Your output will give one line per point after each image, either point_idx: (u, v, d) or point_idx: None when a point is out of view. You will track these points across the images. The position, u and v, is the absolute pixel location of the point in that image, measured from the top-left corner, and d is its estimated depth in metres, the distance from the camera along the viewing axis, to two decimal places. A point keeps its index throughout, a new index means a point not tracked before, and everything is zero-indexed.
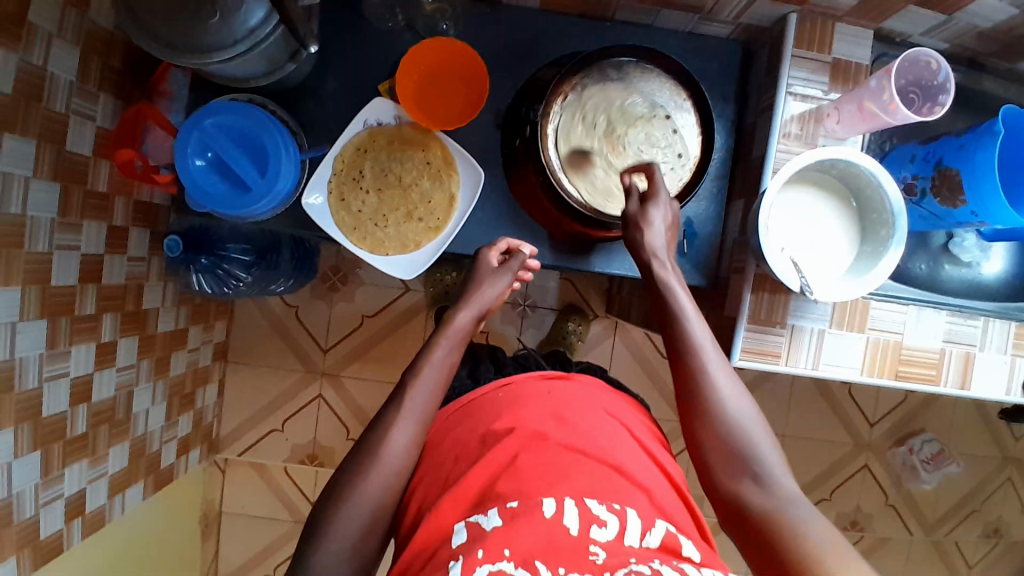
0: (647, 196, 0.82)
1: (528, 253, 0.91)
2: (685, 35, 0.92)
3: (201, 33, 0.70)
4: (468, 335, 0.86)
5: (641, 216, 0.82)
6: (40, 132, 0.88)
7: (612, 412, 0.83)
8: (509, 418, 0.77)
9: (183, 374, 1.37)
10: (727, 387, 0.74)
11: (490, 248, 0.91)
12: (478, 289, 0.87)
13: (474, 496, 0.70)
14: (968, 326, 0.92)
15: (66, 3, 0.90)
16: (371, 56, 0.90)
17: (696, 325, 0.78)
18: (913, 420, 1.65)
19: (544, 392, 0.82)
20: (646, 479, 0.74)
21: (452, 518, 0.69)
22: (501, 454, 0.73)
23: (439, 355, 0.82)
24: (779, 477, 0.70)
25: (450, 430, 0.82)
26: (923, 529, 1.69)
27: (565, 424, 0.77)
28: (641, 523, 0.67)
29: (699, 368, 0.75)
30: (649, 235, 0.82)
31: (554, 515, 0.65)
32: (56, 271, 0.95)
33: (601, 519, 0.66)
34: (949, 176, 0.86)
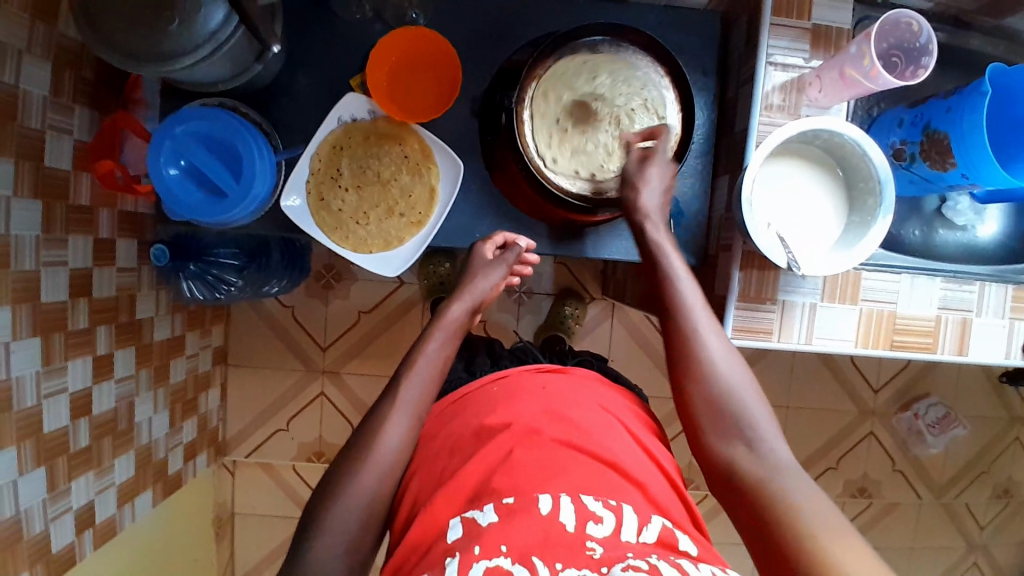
0: (648, 154, 0.82)
1: (525, 247, 0.90)
2: (661, 10, 0.90)
3: (161, 38, 0.68)
4: (462, 327, 0.86)
5: (640, 174, 0.81)
6: (17, 150, 0.88)
7: (607, 405, 0.82)
8: (502, 413, 0.77)
9: (183, 381, 1.37)
10: (720, 353, 0.74)
11: (483, 241, 0.90)
12: (472, 280, 0.87)
13: (468, 495, 0.70)
14: (964, 291, 0.90)
15: (32, 17, 0.89)
16: (341, 51, 0.88)
17: (688, 288, 0.77)
18: (918, 385, 1.64)
19: (539, 386, 0.82)
20: (642, 473, 0.74)
21: (446, 514, 0.69)
22: (496, 449, 0.72)
23: (432, 347, 0.82)
24: (770, 443, 0.69)
25: (445, 424, 0.81)
26: (932, 493, 1.69)
27: (560, 420, 0.76)
28: (637, 519, 0.67)
29: (692, 332, 0.75)
30: (644, 194, 0.81)
31: (551, 512, 0.65)
32: (45, 289, 0.95)
33: (597, 515, 0.66)
34: (938, 139, 0.84)
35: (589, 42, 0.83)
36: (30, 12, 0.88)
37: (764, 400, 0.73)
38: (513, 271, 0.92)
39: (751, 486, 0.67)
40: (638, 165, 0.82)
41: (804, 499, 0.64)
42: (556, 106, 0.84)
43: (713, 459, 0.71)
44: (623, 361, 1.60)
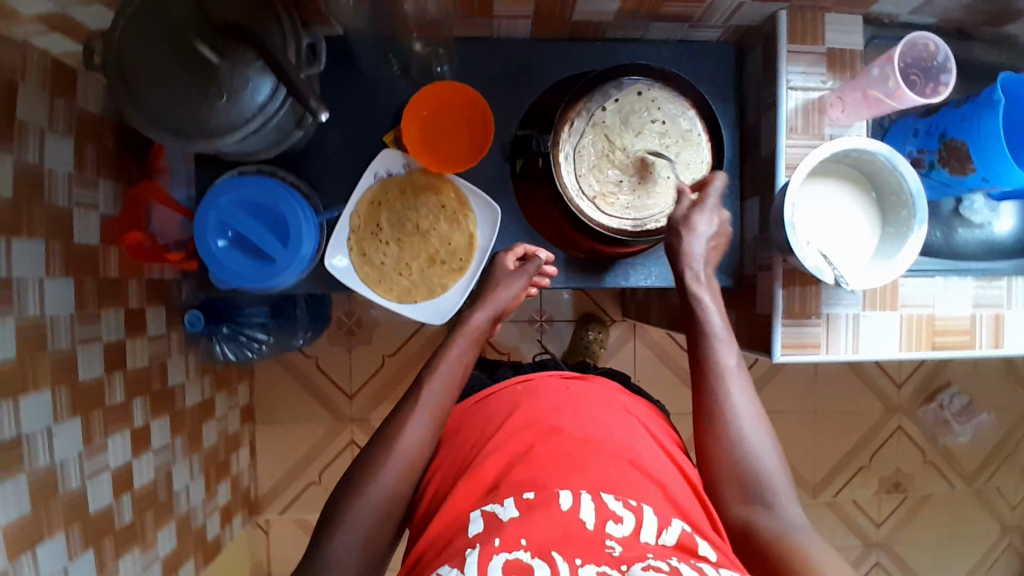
0: (695, 202, 0.84)
1: (545, 258, 0.90)
2: (676, 44, 0.93)
3: (210, 115, 0.69)
4: (483, 335, 0.87)
5: (687, 220, 0.83)
6: (47, 229, 0.87)
7: (633, 411, 0.82)
8: (526, 410, 0.77)
9: (214, 443, 1.35)
10: (746, 412, 0.75)
11: (503, 254, 0.91)
12: (494, 291, 0.89)
13: (488, 484, 0.70)
14: (994, 288, 0.93)
15: (53, 96, 0.88)
16: (372, 109, 0.90)
17: (723, 346, 0.79)
18: (939, 375, 1.66)
19: (563, 386, 0.83)
20: (663, 474, 0.71)
21: (467, 505, 0.69)
22: (517, 444, 0.72)
23: (453, 354, 0.83)
24: (789, 509, 0.69)
25: (466, 420, 0.82)
26: (963, 480, 1.70)
27: (585, 419, 0.76)
28: (657, 520, 0.64)
29: (721, 389, 0.76)
30: (688, 242, 0.83)
31: (571, 509, 0.63)
32: (82, 367, 0.94)
33: (617, 514, 0.63)
34: (955, 146, 0.87)
35: (615, 80, 0.85)
36: (49, 89, 0.87)
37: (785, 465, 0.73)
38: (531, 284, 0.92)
39: (766, 548, 0.67)
40: (686, 212, 0.84)
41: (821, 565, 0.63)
42: (599, 140, 0.84)
43: (730, 521, 0.72)
44: (650, 381, 1.60)
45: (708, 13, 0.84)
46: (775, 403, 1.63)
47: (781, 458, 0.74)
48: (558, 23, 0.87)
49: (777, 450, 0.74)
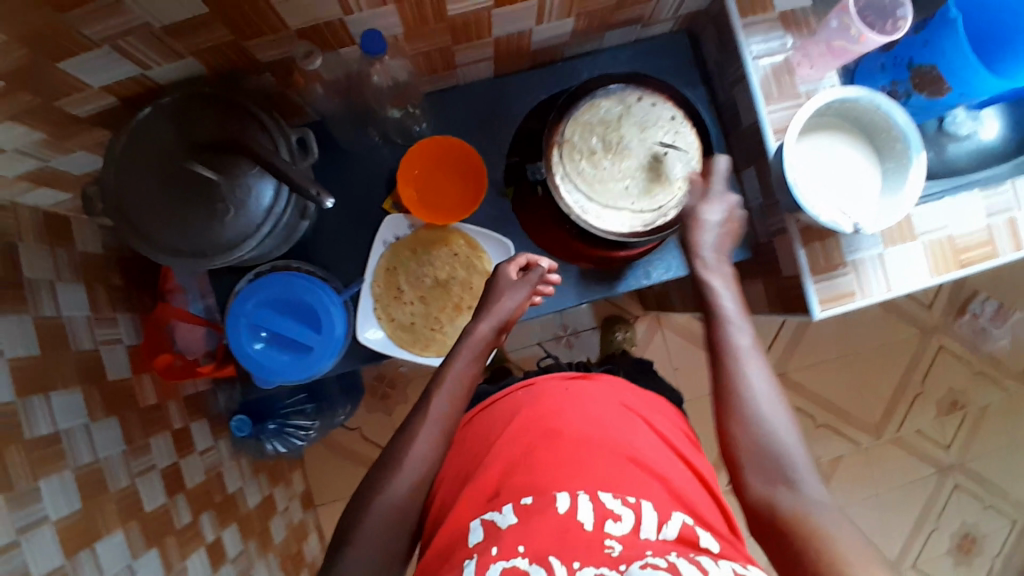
0: (701, 189, 0.82)
1: (546, 266, 0.87)
2: (633, 45, 0.95)
3: (218, 230, 0.71)
4: (490, 346, 0.83)
5: (696, 211, 0.81)
6: (80, 375, 0.88)
7: (631, 406, 0.80)
8: (529, 415, 0.77)
9: (286, 538, 1.33)
10: (763, 391, 0.73)
11: (505, 262, 0.87)
12: (498, 299, 0.83)
13: (492, 491, 0.70)
14: (1002, 194, 0.94)
15: (53, 247, 0.88)
16: (364, 181, 0.91)
17: (735, 326, 0.77)
18: (963, 286, 1.66)
19: (564, 390, 0.81)
20: (666, 467, 0.72)
21: (471, 514, 0.69)
22: (518, 448, 0.73)
23: (457, 365, 0.81)
24: (812, 486, 0.67)
25: (469, 429, 0.82)
26: (1016, 381, 1.70)
27: (591, 420, 0.75)
28: (657, 515, 0.65)
29: (736, 372, 0.74)
30: (699, 232, 0.81)
31: (569, 510, 0.64)
32: (144, 497, 0.93)
33: (615, 513, 0.64)
34: (925, 71, 0.90)
35: (590, 95, 0.86)
36: (48, 242, 0.88)
37: (807, 444, 0.71)
38: (536, 293, 0.88)
39: (786, 530, 0.65)
40: (694, 202, 0.82)
41: (849, 550, 0.60)
42: (581, 154, 0.85)
43: (753, 502, 0.69)
44: (686, 366, 1.60)
45: (658, 8, 0.87)
46: (813, 356, 1.64)
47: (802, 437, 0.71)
48: (518, 56, 0.89)
49: (797, 429, 0.72)
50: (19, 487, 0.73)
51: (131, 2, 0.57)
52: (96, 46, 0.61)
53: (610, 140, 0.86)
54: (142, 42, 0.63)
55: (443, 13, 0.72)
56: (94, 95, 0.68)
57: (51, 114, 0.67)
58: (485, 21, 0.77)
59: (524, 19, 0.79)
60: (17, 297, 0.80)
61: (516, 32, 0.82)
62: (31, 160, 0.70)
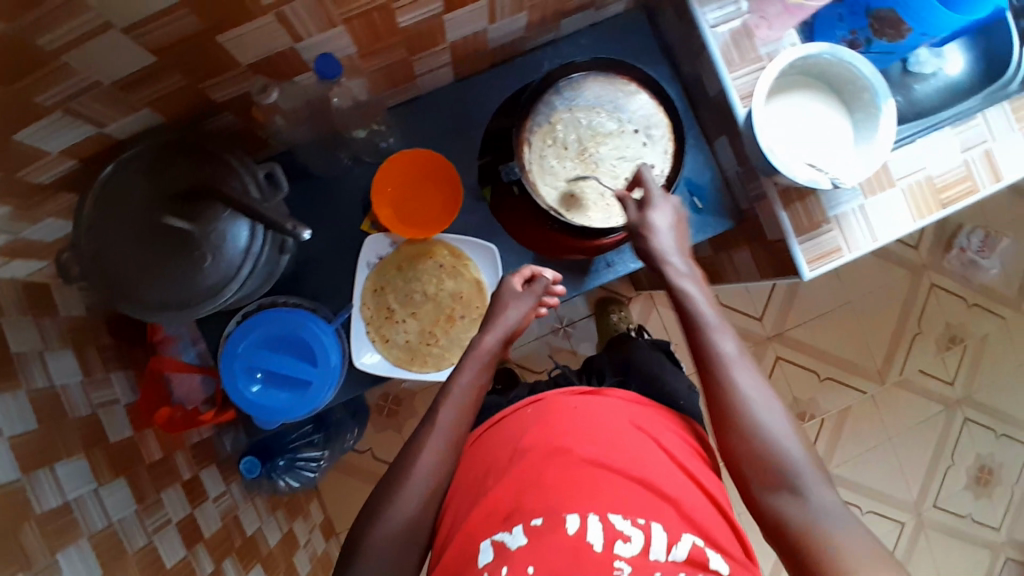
0: (643, 201, 0.81)
1: (551, 278, 0.88)
2: (590, 28, 0.94)
3: (201, 279, 0.69)
4: (495, 360, 0.84)
5: (644, 222, 0.80)
6: (82, 441, 0.86)
7: (641, 423, 0.78)
8: (537, 434, 0.75)
9: (312, 569, 1.32)
10: (756, 399, 0.72)
11: (511, 274, 0.88)
12: (502, 313, 0.84)
13: (505, 513, 0.68)
14: (973, 128, 0.94)
15: (37, 316, 0.86)
16: (339, 205, 0.90)
17: (720, 335, 0.76)
18: (948, 221, 1.67)
19: (573, 407, 0.78)
20: (676, 487, 0.71)
21: (479, 534, 0.68)
22: (527, 472, 0.71)
23: (462, 379, 0.80)
24: (818, 491, 0.67)
25: (480, 447, 0.80)
26: (1011, 308, 1.71)
27: (612, 446, 0.73)
28: (667, 537, 0.66)
29: (726, 381, 0.74)
30: (657, 240, 0.80)
31: (578, 532, 0.64)
32: (164, 553, 0.92)
33: (625, 534, 0.65)
34: (882, 16, 0.91)
35: (555, 88, 0.86)
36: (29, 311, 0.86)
37: (806, 445, 0.70)
38: (541, 304, 0.89)
39: (797, 541, 0.65)
40: (640, 215, 0.81)
41: (857, 561, 0.61)
42: (554, 148, 0.84)
43: (761, 510, 0.69)
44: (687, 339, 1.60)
45: None
46: (810, 312, 1.64)
47: (800, 439, 0.71)
48: (477, 58, 0.88)
49: (796, 432, 0.71)
50: (37, 564, 0.72)
51: (77, 62, 0.55)
52: (48, 111, 0.59)
53: (581, 131, 0.85)
54: (94, 99, 0.61)
55: (395, 27, 0.70)
56: (55, 160, 0.66)
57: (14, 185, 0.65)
58: (439, 29, 0.75)
59: (477, 20, 0.78)
60: (6, 372, 0.78)
61: (471, 34, 0.81)
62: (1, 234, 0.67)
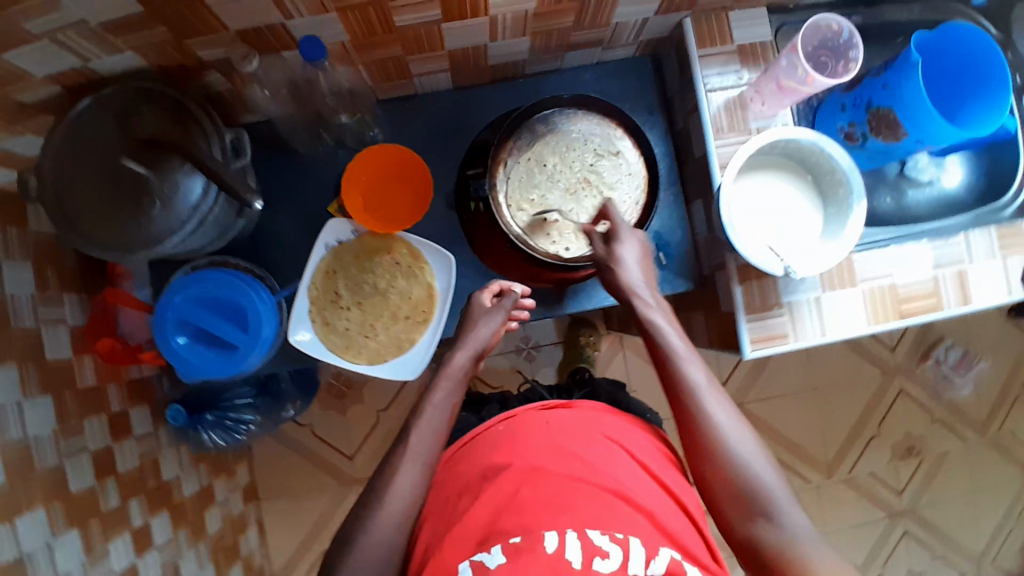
0: (610, 235, 0.83)
1: (521, 292, 0.89)
2: (595, 66, 0.96)
3: (147, 225, 0.70)
4: (468, 377, 0.85)
5: (612, 255, 0.82)
6: (17, 353, 0.87)
7: (613, 436, 0.78)
8: (506, 450, 0.75)
9: (221, 528, 1.32)
10: (729, 426, 0.75)
11: (479, 291, 0.90)
12: (473, 329, 0.86)
13: (479, 535, 0.67)
14: (951, 246, 0.94)
15: (5, 224, 0.87)
16: (313, 183, 0.91)
17: (690, 364, 0.78)
18: (930, 332, 1.66)
19: (542, 422, 0.79)
20: (649, 501, 0.71)
21: (458, 556, 0.66)
22: (502, 491, 0.70)
23: (439, 397, 0.80)
24: (790, 516, 0.68)
25: (455, 467, 0.79)
26: (976, 432, 1.69)
27: (578, 459, 0.73)
28: (644, 551, 0.65)
29: (702, 412, 0.76)
30: (624, 272, 0.82)
31: (557, 550, 0.63)
32: (71, 477, 0.92)
33: (603, 549, 0.63)
34: (882, 114, 0.90)
35: (542, 117, 0.87)
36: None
37: (778, 468, 0.72)
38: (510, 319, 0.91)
39: (773, 565, 0.66)
40: (607, 249, 0.83)
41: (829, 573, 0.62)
42: (530, 175, 0.86)
43: (736, 536, 0.70)
44: (645, 389, 1.60)
45: (617, 33, 0.87)
46: (774, 389, 1.64)
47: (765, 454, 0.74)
48: (477, 71, 0.90)
49: (763, 452, 0.74)
50: None
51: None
52: (36, 39, 0.61)
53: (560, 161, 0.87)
54: (84, 36, 0.63)
55: (392, 26, 0.72)
56: (39, 83, 0.68)
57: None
58: (435, 35, 0.77)
59: (477, 35, 0.79)
60: None
61: (471, 48, 0.82)
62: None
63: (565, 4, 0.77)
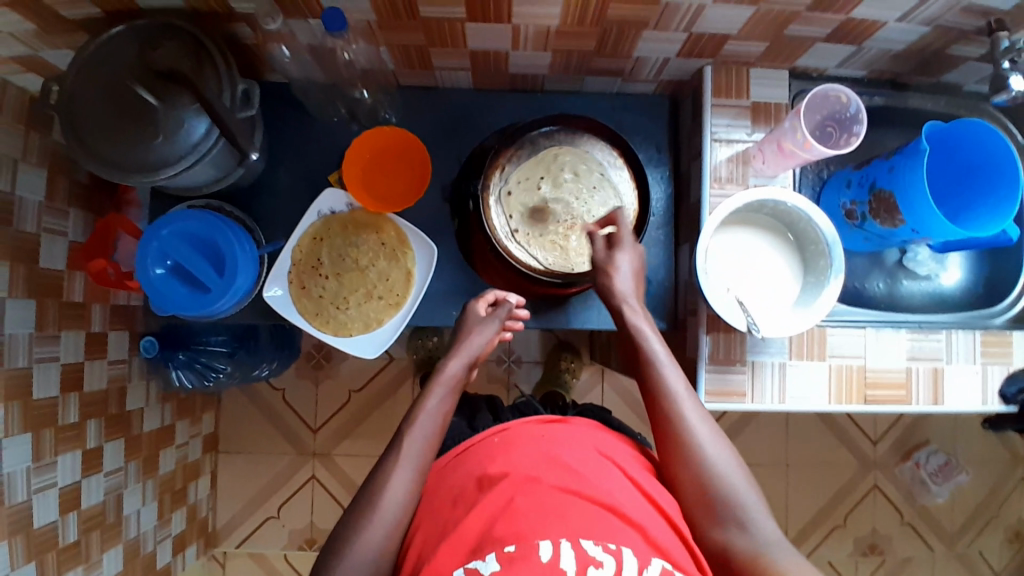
0: (614, 241, 0.86)
1: (516, 302, 0.91)
2: (613, 95, 0.98)
3: (146, 153, 0.74)
4: (462, 384, 0.85)
5: (609, 261, 0.85)
6: (13, 252, 0.87)
7: (607, 452, 0.74)
8: (501, 460, 0.70)
9: (172, 471, 1.32)
10: (703, 431, 0.75)
11: (474, 300, 0.91)
12: (467, 337, 0.86)
13: (471, 544, 0.63)
14: (931, 340, 0.92)
15: (29, 128, 0.88)
16: (321, 152, 0.96)
17: (668, 369, 0.79)
18: (916, 432, 1.62)
19: (538, 435, 0.74)
20: (641, 514, 0.66)
21: (450, 565, 0.62)
22: (495, 499, 0.66)
23: (432, 406, 0.80)
24: (760, 520, 0.69)
25: (446, 477, 0.75)
26: (944, 543, 1.64)
27: (570, 470, 0.69)
28: (638, 561, 0.61)
29: (677, 416, 0.76)
30: (616, 280, 0.84)
31: (552, 558, 0.59)
32: (36, 384, 0.91)
33: (597, 559, 0.59)
34: (884, 197, 0.90)
35: (543, 132, 0.90)
36: (24, 122, 0.88)
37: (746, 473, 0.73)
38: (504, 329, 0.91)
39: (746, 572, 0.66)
40: (606, 253, 0.86)
41: None
42: (539, 169, 0.90)
43: (707, 543, 0.70)
44: None
45: (637, 66, 0.90)
46: (745, 457, 1.60)
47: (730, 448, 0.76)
48: (497, 76, 0.93)
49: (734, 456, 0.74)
50: None
51: None
52: None
53: (574, 168, 0.91)
54: None
55: (416, 14, 0.75)
56: (80, 3, 0.71)
57: (40, 9, 0.70)
58: (459, 31, 0.79)
59: (499, 40, 0.82)
60: None
61: (492, 52, 0.85)
62: (20, 44, 0.74)
63: (587, 27, 0.79)
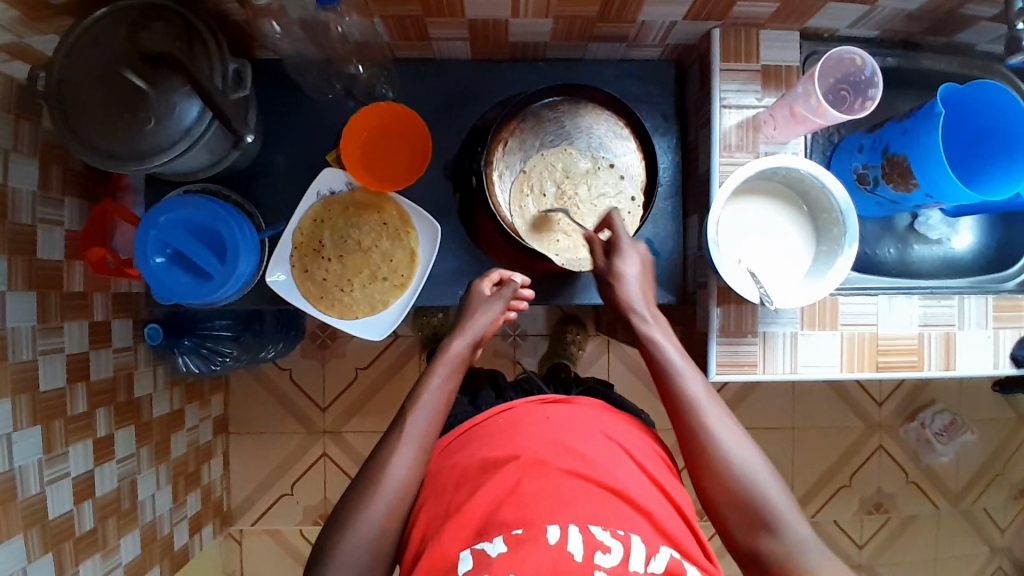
0: (612, 249, 0.84)
1: (520, 281, 0.89)
2: (617, 62, 0.95)
3: (139, 140, 0.71)
4: (466, 362, 0.84)
5: (612, 269, 0.83)
6: (10, 245, 0.85)
7: (612, 434, 0.74)
8: (508, 443, 0.70)
9: (185, 454, 1.32)
10: (729, 435, 0.71)
11: (479, 279, 0.90)
12: (472, 317, 0.85)
13: (476, 526, 0.63)
14: (944, 307, 0.91)
15: (18, 116, 0.85)
16: (318, 131, 0.93)
17: (687, 377, 0.75)
18: (921, 393, 1.63)
19: (542, 418, 0.74)
20: (647, 499, 0.67)
21: (456, 546, 0.62)
22: (501, 482, 0.65)
23: (435, 382, 0.79)
24: (794, 524, 0.66)
25: (451, 455, 0.74)
26: (948, 500, 1.66)
27: (576, 454, 0.68)
28: (645, 548, 0.61)
29: (700, 424, 0.72)
30: (623, 287, 0.82)
31: (559, 542, 0.59)
32: (42, 377, 0.91)
33: (605, 544, 0.60)
34: (898, 161, 0.88)
35: (546, 104, 0.88)
36: (13, 110, 0.85)
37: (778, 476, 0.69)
38: (509, 309, 0.90)
39: None
40: (607, 263, 0.84)
41: None
42: (541, 159, 0.88)
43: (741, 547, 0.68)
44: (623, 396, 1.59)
45: (642, 32, 0.86)
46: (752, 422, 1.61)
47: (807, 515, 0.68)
48: (496, 45, 0.90)
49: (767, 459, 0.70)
50: None
51: None
52: None
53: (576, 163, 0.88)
54: None
55: None
56: None
57: None
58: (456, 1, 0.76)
59: (498, 9, 0.79)
60: None
61: (491, 21, 0.82)
62: (3, 31, 0.71)
63: None
